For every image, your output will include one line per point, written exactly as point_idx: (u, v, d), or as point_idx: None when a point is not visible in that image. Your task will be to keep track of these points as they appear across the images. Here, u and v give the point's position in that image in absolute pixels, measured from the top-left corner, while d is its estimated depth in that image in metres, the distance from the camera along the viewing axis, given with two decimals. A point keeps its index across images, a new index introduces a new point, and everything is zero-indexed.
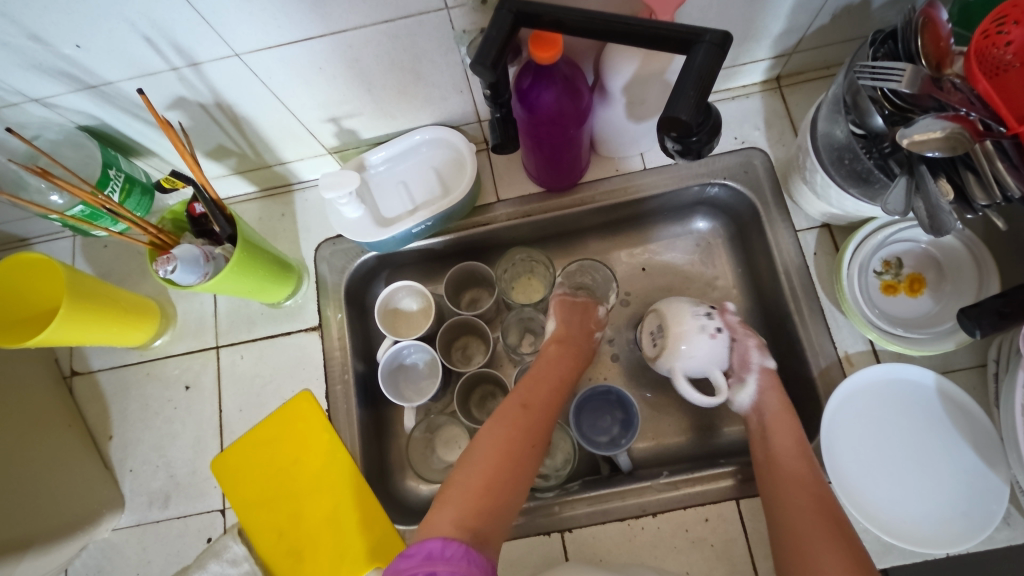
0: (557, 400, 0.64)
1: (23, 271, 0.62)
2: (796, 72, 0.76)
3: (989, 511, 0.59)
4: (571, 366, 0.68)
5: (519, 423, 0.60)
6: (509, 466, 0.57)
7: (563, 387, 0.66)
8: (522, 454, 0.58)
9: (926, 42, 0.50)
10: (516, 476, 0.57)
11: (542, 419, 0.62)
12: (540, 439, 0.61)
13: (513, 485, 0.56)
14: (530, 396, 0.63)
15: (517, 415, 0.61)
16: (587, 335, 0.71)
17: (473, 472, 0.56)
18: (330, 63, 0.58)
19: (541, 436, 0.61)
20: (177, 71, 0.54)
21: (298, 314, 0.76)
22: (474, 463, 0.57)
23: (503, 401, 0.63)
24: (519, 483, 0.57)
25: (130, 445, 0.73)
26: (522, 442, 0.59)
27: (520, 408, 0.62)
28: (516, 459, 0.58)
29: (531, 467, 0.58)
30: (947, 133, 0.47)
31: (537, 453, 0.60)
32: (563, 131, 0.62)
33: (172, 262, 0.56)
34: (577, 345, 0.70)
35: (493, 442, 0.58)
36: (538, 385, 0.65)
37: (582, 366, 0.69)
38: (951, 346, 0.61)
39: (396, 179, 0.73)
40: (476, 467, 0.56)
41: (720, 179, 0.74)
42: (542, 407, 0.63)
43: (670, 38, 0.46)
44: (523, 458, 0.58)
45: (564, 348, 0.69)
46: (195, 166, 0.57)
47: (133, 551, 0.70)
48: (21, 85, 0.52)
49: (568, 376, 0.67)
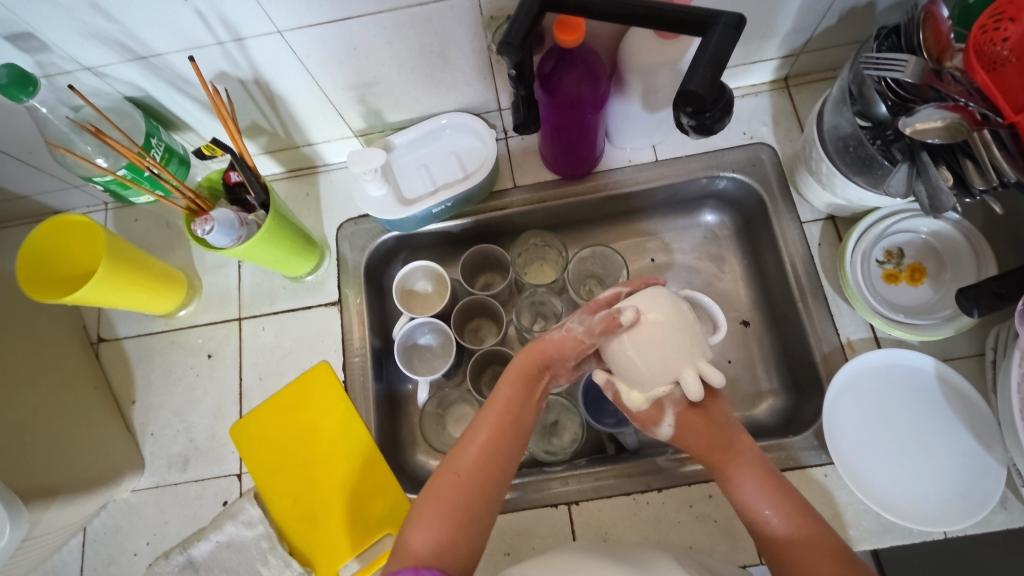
0: (530, 402, 0.55)
1: (65, 231, 0.66)
2: (804, 72, 0.79)
3: (988, 490, 0.60)
4: (543, 365, 0.57)
5: (491, 436, 0.52)
6: (479, 486, 0.50)
7: (534, 388, 0.56)
8: (492, 471, 0.51)
9: (928, 37, 0.53)
10: (489, 494, 0.50)
11: (518, 427, 0.53)
12: (514, 451, 0.53)
13: (485, 506, 0.50)
14: (499, 403, 0.54)
15: (486, 427, 0.53)
16: (566, 338, 0.56)
17: (437, 495, 0.49)
18: (364, 44, 0.61)
19: (514, 449, 0.53)
20: (222, 45, 0.58)
21: (318, 290, 0.79)
22: (437, 488, 0.50)
23: (481, 408, 0.55)
24: (491, 503, 0.50)
25: (152, 410, 0.76)
26: (494, 460, 0.51)
27: (490, 420, 0.53)
28: (486, 479, 0.50)
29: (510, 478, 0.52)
30: (946, 123, 0.50)
31: (509, 468, 0.52)
32: (580, 116, 0.65)
33: (209, 222, 0.60)
34: (542, 345, 0.57)
35: (462, 463, 0.51)
36: (509, 389, 0.55)
37: (555, 368, 0.57)
38: (951, 332, 0.64)
39: (418, 162, 0.77)
40: (439, 491, 0.50)
41: (728, 172, 0.77)
42: (513, 414, 0.54)
43: (687, 21, 0.49)
44: (495, 477, 0.51)
45: (528, 350, 0.58)
46: (236, 135, 0.61)
47: (151, 512, 0.72)
48: (77, 53, 0.56)
49: (539, 375, 0.57)
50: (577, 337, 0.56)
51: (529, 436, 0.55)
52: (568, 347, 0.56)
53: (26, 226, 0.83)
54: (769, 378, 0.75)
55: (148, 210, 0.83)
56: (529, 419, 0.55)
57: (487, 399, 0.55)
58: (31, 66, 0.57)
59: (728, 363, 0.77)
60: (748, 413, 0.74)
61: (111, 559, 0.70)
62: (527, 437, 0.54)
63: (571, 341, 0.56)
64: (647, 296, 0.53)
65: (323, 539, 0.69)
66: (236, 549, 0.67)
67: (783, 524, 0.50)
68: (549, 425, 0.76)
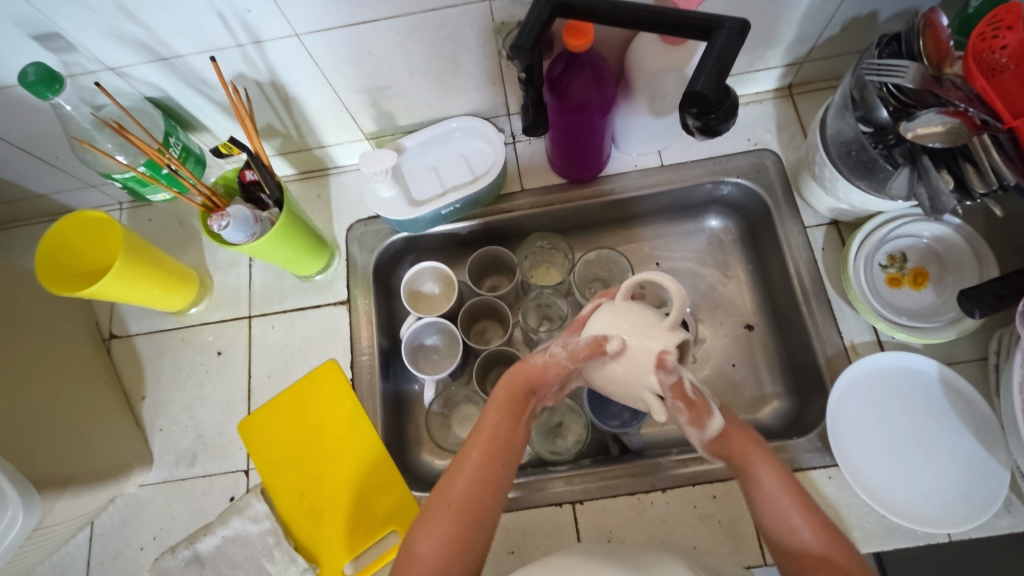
0: (517, 426, 0.55)
1: (84, 227, 0.68)
2: (807, 81, 0.81)
3: (991, 492, 0.61)
4: (527, 389, 0.56)
5: (480, 464, 0.52)
6: (472, 513, 0.50)
7: (521, 412, 0.55)
8: (483, 498, 0.51)
9: (928, 44, 0.54)
10: (482, 523, 0.50)
11: (506, 454, 0.53)
12: (503, 477, 0.53)
13: (478, 534, 0.50)
14: (487, 430, 0.54)
15: (475, 456, 0.53)
16: (549, 362, 0.54)
17: (431, 524, 0.50)
18: (379, 48, 0.63)
19: (505, 474, 0.53)
20: (242, 47, 0.60)
21: (327, 289, 0.80)
22: (429, 518, 0.50)
23: (469, 437, 0.54)
24: (484, 530, 0.51)
25: (161, 405, 0.77)
26: (484, 487, 0.51)
27: (479, 446, 0.53)
28: (479, 503, 0.51)
29: (502, 502, 0.52)
30: (947, 127, 0.52)
31: (501, 493, 0.52)
32: (587, 119, 0.66)
33: (225, 218, 0.61)
34: (529, 367, 0.56)
35: (454, 492, 0.51)
36: (496, 415, 0.54)
37: (541, 390, 0.56)
38: (953, 335, 0.64)
39: (427, 165, 0.78)
40: (432, 518, 0.50)
41: (732, 177, 0.78)
42: (501, 439, 0.53)
43: (694, 25, 0.51)
44: (487, 503, 0.51)
45: (513, 372, 0.56)
46: (253, 135, 0.63)
47: (159, 507, 0.72)
48: (101, 53, 0.58)
49: (525, 399, 0.56)
50: (559, 362, 0.54)
51: (519, 461, 0.54)
52: (553, 371, 0.54)
53: (42, 224, 0.85)
54: (773, 382, 0.76)
55: (162, 210, 0.84)
56: (518, 444, 0.54)
57: (473, 427, 0.55)
58: (57, 65, 0.59)
59: (732, 366, 0.77)
60: (752, 416, 0.74)
61: (118, 553, 0.70)
62: (517, 462, 0.54)
63: (555, 366, 0.54)
64: (622, 317, 0.50)
65: (327, 536, 0.69)
66: (242, 544, 0.67)
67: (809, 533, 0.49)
68: (553, 426, 0.76)
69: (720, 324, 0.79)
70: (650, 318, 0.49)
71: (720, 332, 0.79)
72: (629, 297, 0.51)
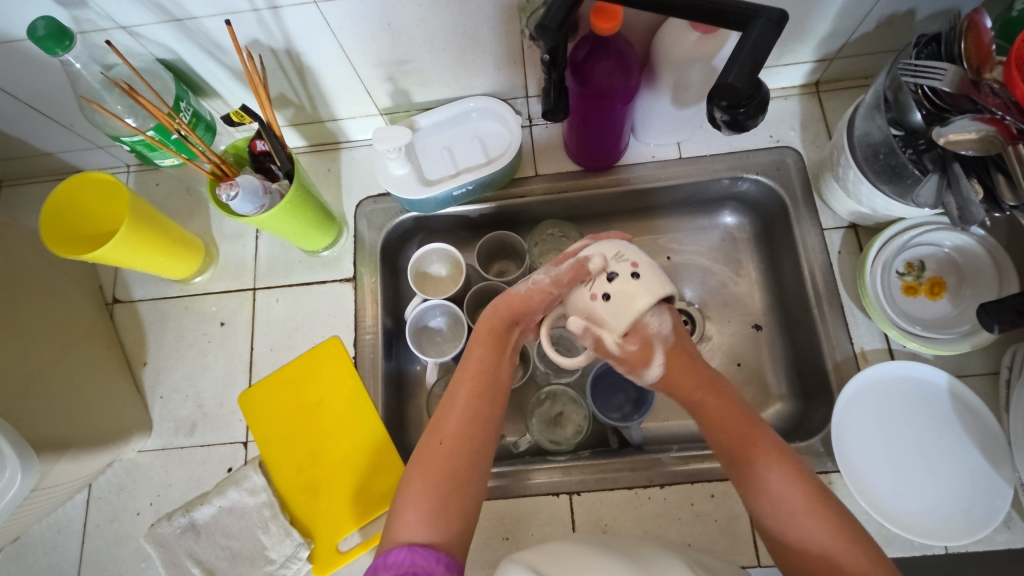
0: (502, 360, 0.58)
1: (89, 188, 0.67)
2: (835, 78, 0.79)
3: (994, 507, 0.60)
4: (512, 322, 0.59)
5: (470, 401, 0.55)
6: (463, 452, 0.52)
7: (504, 345, 0.59)
8: (473, 435, 0.53)
9: (969, 46, 0.52)
10: (475, 460, 0.52)
11: (493, 388, 0.56)
12: (493, 411, 0.55)
13: (473, 472, 0.52)
14: (473, 365, 0.57)
15: (465, 390, 0.55)
16: (533, 290, 0.57)
17: (423, 467, 0.51)
18: (400, 20, 0.61)
19: (494, 407, 0.55)
20: (257, 12, 0.58)
21: (334, 266, 0.79)
22: (422, 460, 0.51)
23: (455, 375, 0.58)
24: (480, 467, 0.52)
25: (162, 372, 0.77)
26: (475, 421, 0.54)
27: (468, 383, 0.56)
28: (470, 438, 0.53)
29: (493, 436, 0.55)
30: (981, 135, 0.50)
31: (492, 426, 0.55)
32: (610, 106, 0.65)
33: (234, 188, 0.60)
34: (511, 300, 0.59)
35: (445, 430, 0.53)
36: (480, 350, 0.58)
37: (523, 321, 0.60)
38: (966, 348, 0.63)
39: (441, 145, 0.76)
40: (424, 459, 0.51)
41: (752, 174, 0.76)
42: (487, 375, 0.57)
43: (728, 14, 0.48)
44: (477, 440, 0.53)
45: (496, 306, 0.59)
46: (265, 103, 0.61)
47: (156, 473, 0.72)
48: (114, 11, 0.56)
49: (507, 332, 0.59)
50: (543, 288, 0.57)
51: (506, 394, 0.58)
52: (536, 300, 0.58)
53: (46, 183, 0.84)
54: (779, 384, 0.75)
55: (168, 174, 0.83)
56: (503, 378, 0.58)
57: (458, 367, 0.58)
58: (67, 21, 0.58)
59: (737, 366, 0.76)
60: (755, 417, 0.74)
61: (115, 517, 0.71)
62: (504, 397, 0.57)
63: (539, 292, 0.57)
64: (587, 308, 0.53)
65: (323, 512, 0.69)
66: (238, 515, 0.68)
67: (804, 521, 0.49)
68: (553, 415, 0.76)
69: (728, 323, 0.78)
70: (626, 299, 0.51)
71: (727, 330, 0.78)
72: (633, 268, 0.51)
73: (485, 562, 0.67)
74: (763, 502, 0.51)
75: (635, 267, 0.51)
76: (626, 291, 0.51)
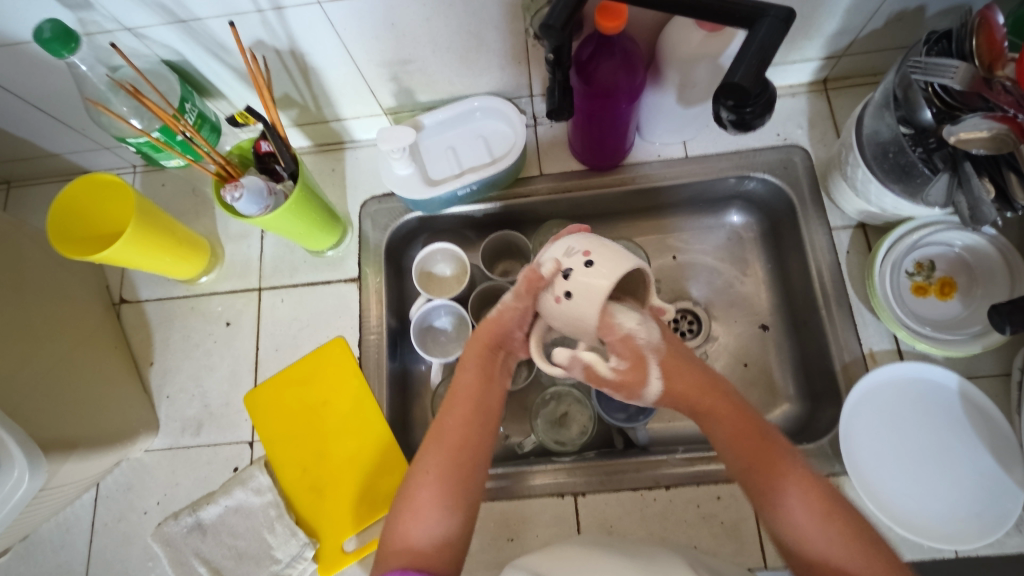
0: (490, 384, 0.57)
1: (94, 191, 0.67)
2: (843, 76, 0.78)
3: (1005, 511, 0.59)
4: (496, 345, 0.58)
5: (458, 427, 0.54)
6: (454, 480, 0.51)
7: (491, 369, 0.58)
8: (464, 462, 0.52)
9: (981, 43, 0.51)
10: (466, 487, 0.51)
11: (484, 413, 0.55)
12: (484, 436, 0.54)
13: (466, 498, 0.50)
14: (462, 391, 0.56)
15: (453, 418, 0.54)
16: (502, 311, 0.56)
17: (412, 497, 0.50)
18: (403, 20, 0.61)
19: (485, 433, 0.54)
20: (262, 13, 0.58)
21: (339, 266, 0.79)
22: (411, 490, 0.51)
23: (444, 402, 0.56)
24: (470, 494, 0.51)
25: (168, 372, 0.77)
26: (465, 447, 0.52)
27: (457, 410, 0.55)
28: (461, 466, 0.51)
29: (486, 461, 0.53)
30: (993, 133, 0.49)
31: (485, 450, 0.54)
32: (614, 105, 0.64)
33: (239, 189, 0.60)
34: (490, 326, 0.58)
35: (433, 459, 0.52)
36: (468, 376, 0.57)
37: (508, 344, 0.59)
38: (977, 349, 0.63)
39: (445, 144, 0.76)
40: (414, 490, 0.51)
41: (759, 173, 0.76)
42: (477, 400, 0.56)
43: (735, 12, 0.48)
44: (468, 466, 0.52)
45: (479, 333, 0.59)
46: (270, 104, 0.61)
47: (163, 472, 0.73)
48: (119, 13, 0.57)
49: (494, 357, 0.58)
50: (509, 306, 0.55)
51: (498, 417, 0.56)
52: (509, 319, 0.56)
53: (54, 184, 0.85)
54: (786, 385, 0.74)
55: (175, 175, 0.83)
56: (495, 402, 0.57)
57: (448, 393, 0.57)
58: (73, 23, 0.58)
59: (744, 367, 0.76)
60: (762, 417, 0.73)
61: (122, 516, 0.71)
62: (496, 420, 0.56)
63: (507, 312, 0.56)
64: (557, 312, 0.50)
65: (328, 512, 0.69)
66: (244, 515, 0.68)
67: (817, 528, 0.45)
68: (558, 416, 0.76)
69: (734, 323, 0.78)
70: (590, 290, 0.47)
71: (733, 331, 0.77)
72: (587, 257, 0.48)
73: (489, 564, 0.67)
74: (771, 508, 0.47)
75: (588, 256, 0.48)
76: (587, 283, 0.47)
